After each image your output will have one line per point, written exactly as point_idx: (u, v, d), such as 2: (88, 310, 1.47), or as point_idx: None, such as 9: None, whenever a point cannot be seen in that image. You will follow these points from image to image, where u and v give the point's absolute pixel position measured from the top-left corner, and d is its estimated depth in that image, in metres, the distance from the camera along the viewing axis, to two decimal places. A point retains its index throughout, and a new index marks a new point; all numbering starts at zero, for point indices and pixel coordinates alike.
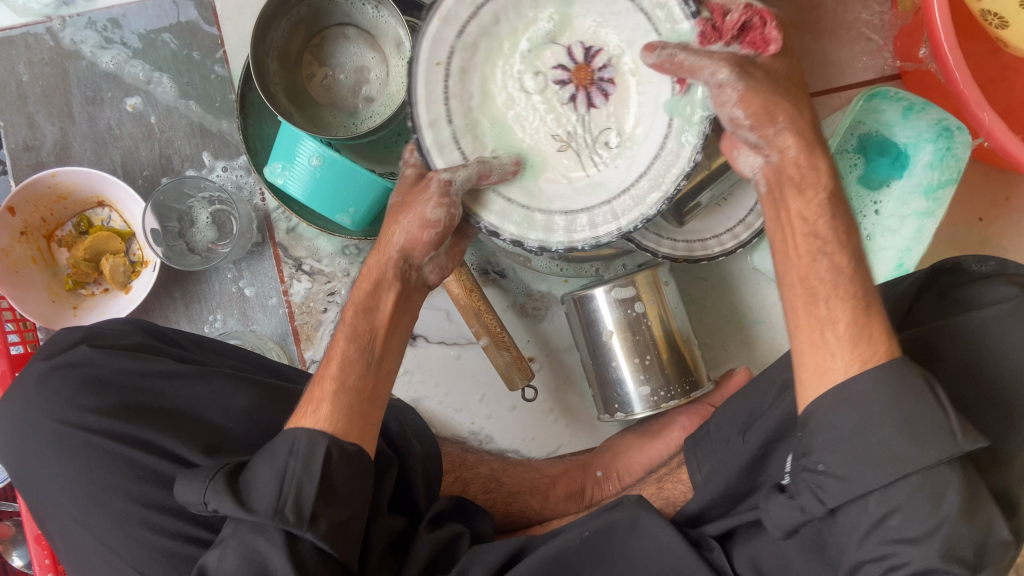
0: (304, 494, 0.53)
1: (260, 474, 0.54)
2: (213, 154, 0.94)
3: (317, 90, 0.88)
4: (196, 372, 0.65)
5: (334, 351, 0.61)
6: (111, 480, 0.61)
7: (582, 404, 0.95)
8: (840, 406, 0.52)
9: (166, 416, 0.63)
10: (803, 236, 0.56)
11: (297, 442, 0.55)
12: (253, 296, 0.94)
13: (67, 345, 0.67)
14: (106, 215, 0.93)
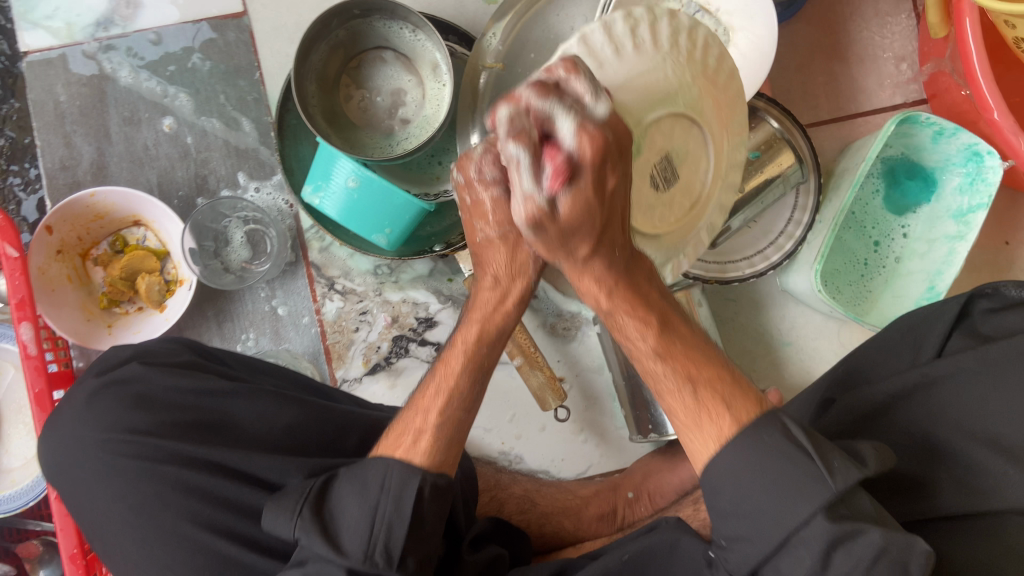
0: (394, 538, 0.50)
1: (348, 510, 0.51)
2: (248, 174, 0.95)
3: (354, 112, 0.89)
4: (240, 389, 0.65)
5: (445, 381, 0.59)
6: (154, 501, 0.61)
7: (611, 424, 0.95)
8: (719, 472, 0.50)
9: (213, 432, 0.63)
10: (637, 326, 0.56)
11: (390, 477, 0.52)
12: (285, 315, 0.94)
13: (116, 363, 0.68)
14: (141, 234, 0.94)
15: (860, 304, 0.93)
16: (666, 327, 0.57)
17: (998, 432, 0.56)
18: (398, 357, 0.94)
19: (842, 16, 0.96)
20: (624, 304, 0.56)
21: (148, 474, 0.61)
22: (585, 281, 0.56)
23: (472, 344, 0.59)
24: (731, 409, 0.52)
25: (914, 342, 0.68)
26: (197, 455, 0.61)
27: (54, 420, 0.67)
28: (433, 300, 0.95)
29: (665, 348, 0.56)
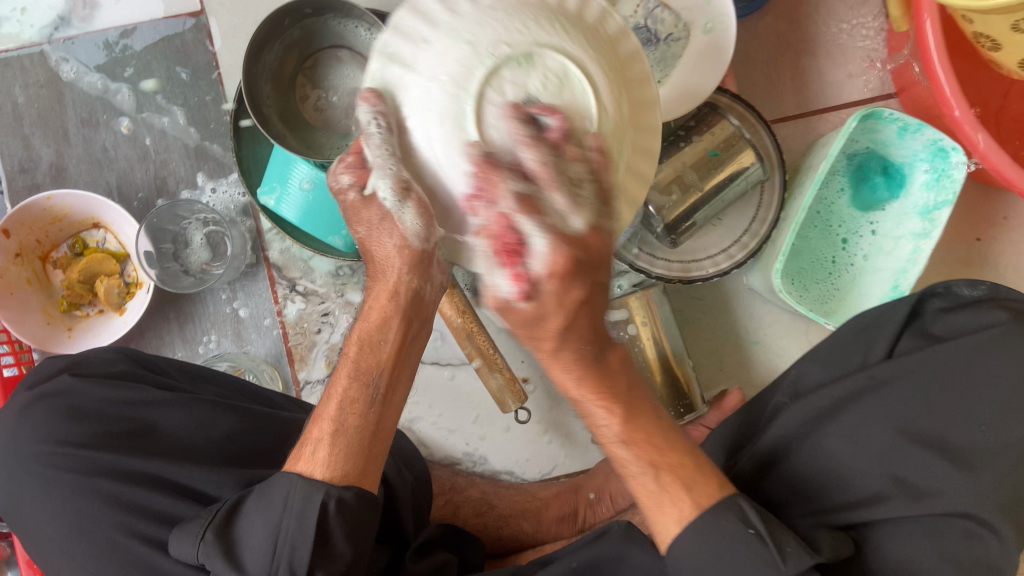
0: (297, 557, 0.51)
1: (253, 529, 0.53)
2: (208, 175, 0.94)
3: (310, 113, 0.88)
4: (175, 398, 0.65)
5: (334, 388, 0.58)
6: (86, 511, 0.60)
7: (577, 424, 0.95)
8: (681, 551, 0.52)
9: (148, 442, 0.63)
10: (616, 427, 0.53)
11: (294, 493, 0.53)
12: (247, 317, 0.94)
13: (50, 375, 0.68)
14: (102, 236, 0.93)
15: (827, 302, 0.92)
16: (632, 410, 0.53)
17: (944, 439, 0.56)
18: None
19: (809, 8, 0.94)
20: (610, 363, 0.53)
21: (84, 483, 0.61)
22: (552, 364, 0.50)
23: (359, 358, 0.58)
24: (678, 514, 0.52)
25: (866, 344, 0.66)
26: (127, 466, 0.61)
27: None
28: None
29: (634, 448, 0.54)
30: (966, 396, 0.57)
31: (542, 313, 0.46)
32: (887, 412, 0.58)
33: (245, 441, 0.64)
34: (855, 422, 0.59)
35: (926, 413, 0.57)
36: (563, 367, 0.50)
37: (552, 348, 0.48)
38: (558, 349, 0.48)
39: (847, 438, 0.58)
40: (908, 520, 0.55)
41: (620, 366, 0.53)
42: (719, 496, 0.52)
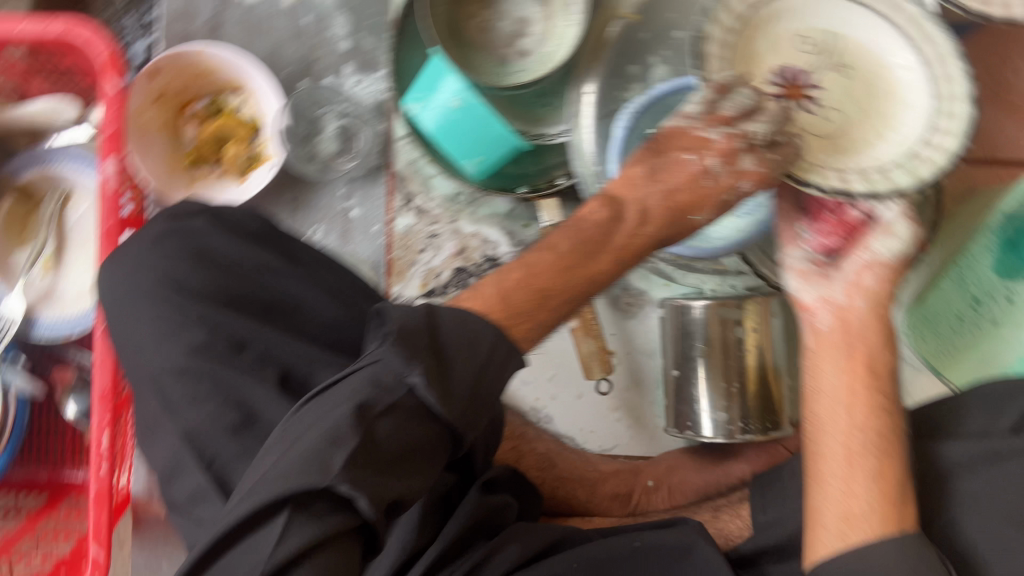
0: (489, 395, 0.50)
1: (459, 362, 0.49)
2: (356, 68, 0.92)
3: (475, 31, 0.86)
4: (297, 277, 0.65)
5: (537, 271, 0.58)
6: (192, 350, 0.59)
7: (650, 410, 0.93)
8: (860, 547, 0.55)
9: (261, 309, 0.62)
10: (836, 372, 0.67)
11: (498, 346, 0.51)
12: (358, 218, 0.93)
13: (188, 212, 0.67)
14: (240, 101, 0.91)
15: (942, 359, 0.88)
16: (874, 443, 0.61)
17: None
18: (456, 288, 0.92)
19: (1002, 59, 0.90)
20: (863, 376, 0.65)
21: (190, 325, 0.60)
22: (854, 370, 0.66)
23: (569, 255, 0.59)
24: (885, 514, 0.56)
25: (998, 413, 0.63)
26: (237, 324, 0.60)
27: (117, 258, 0.67)
28: (504, 241, 0.92)
29: (862, 445, 0.61)
30: None
31: (851, 339, 0.68)
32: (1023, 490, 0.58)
33: (347, 336, 0.64)
34: (991, 494, 0.59)
35: None
36: (835, 358, 0.67)
37: (845, 360, 0.67)
38: (848, 361, 0.67)
39: (983, 496, 0.59)
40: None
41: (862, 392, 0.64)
42: (906, 528, 0.55)
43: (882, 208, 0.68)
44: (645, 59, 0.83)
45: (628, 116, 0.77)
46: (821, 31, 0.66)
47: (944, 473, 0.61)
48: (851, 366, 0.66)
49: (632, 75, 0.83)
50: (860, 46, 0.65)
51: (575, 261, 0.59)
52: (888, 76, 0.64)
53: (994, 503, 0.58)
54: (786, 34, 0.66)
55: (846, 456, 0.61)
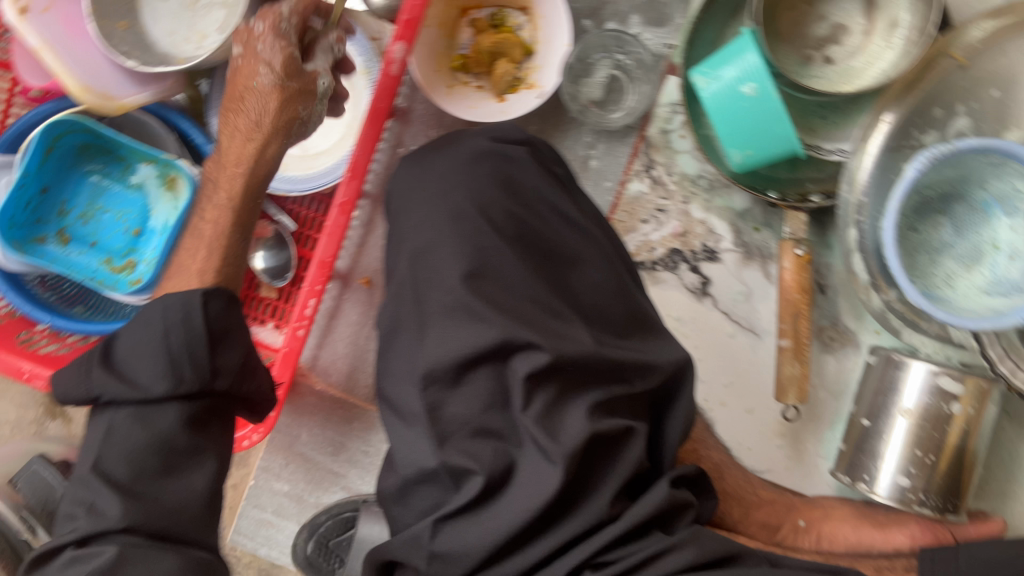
0: (189, 355, 0.56)
1: (137, 342, 0.57)
2: (643, 19, 0.90)
3: (787, 24, 0.84)
4: (584, 238, 0.69)
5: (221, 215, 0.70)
6: (475, 288, 0.62)
7: (814, 450, 0.91)
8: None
9: (545, 257, 0.67)
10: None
11: (170, 310, 0.57)
12: (594, 168, 0.92)
13: (509, 138, 0.72)
14: (521, 22, 0.90)
15: None
16: None
17: None
18: (664, 269, 0.92)
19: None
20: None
21: (460, 241, 0.64)
22: None
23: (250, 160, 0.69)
24: None
25: None
26: (521, 276, 0.64)
27: (422, 159, 0.73)
28: (728, 237, 0.91)
29: None
30: None
31: None
32: None
33: (598, 305, 0.67)
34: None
35: None
36: None
37: None
38: None
39: None
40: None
41: None
42: None
43: None
44: (951, 104, 0.77)
45: (924, 162, 0.75)
46: None
47: None
48: None
49: (934, 118, 0.77)
50: None
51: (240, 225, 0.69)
52: None
53: None
54: None
55: None
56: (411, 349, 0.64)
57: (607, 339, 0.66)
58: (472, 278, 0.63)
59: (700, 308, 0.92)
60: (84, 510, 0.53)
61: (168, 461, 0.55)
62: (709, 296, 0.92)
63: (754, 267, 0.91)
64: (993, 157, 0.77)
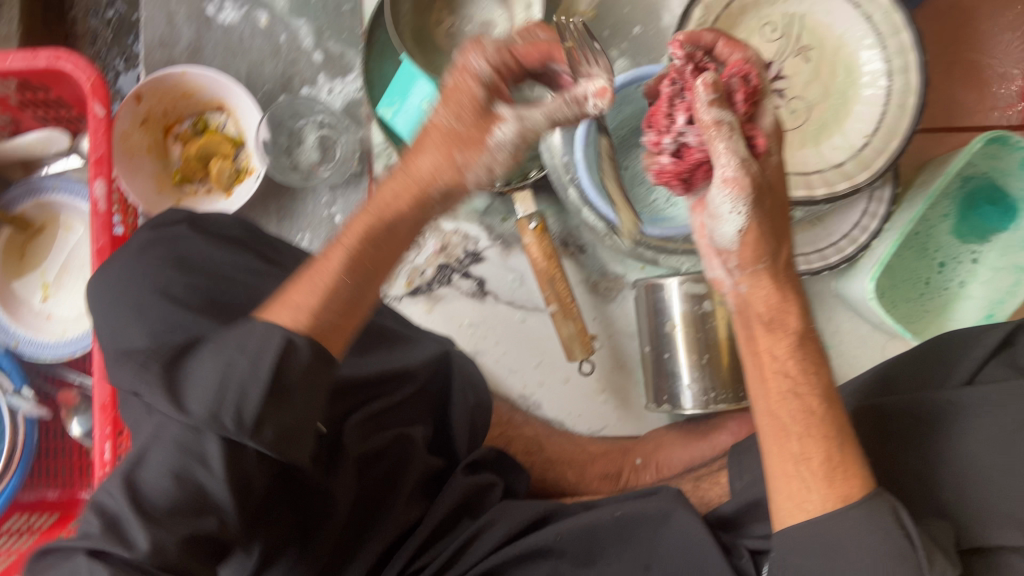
0: (246, 401, 0.46)
1: (204, 372, 0.47)
2: (329, 76, 0.98)
3: (441, 38, 0.90)
4: (279, 280, 0.70)
5: (319, 276, 0.50)
6: None
7: (633, 390, 0.96)
8: (810, 530, 0.55)
9: (249, 318, 0.67)
10: (775, 342, 0.59)
11: (251, 336, 0.48)
12: (340, 223, 0.97)
13: (171, 221, 0.72)
14: (222, 120, 0.97)
15: (914, 321, 0.91)
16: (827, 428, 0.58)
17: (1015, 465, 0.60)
18: (440, 285, 0.97)
19: (969, 23, 0.92)
20: (763, 315, 0.59)
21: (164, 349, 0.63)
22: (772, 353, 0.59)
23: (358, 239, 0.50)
24: (834, 486, 0.56)
25: (950, 365, 0.69)
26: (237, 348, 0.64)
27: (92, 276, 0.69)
28: (483, 236, 0.96)
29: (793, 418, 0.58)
30: None
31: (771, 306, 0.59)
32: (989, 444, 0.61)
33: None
34: (967, 435, 0.62)
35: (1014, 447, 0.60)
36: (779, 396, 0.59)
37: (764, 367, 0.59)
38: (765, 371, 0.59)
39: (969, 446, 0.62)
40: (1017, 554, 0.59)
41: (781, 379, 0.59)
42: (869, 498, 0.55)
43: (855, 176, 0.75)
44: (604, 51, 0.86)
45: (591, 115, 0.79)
46: (784, 17, 0.80)
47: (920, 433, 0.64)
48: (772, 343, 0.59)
49: None
50: (818, 25, 0.79)
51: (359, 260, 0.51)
52: (847, 51, 0.78)
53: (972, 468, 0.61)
54: (755, 25, 0.80)
55: (783, 430, 0.58)
56: None
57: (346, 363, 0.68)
58: None
59: (486, 307, 0.97)
60: (100, 521, 0.46)
61: (184, 504, 0.46)
62: (489, 293, 0.97)
63: (516, 252, 0.96)
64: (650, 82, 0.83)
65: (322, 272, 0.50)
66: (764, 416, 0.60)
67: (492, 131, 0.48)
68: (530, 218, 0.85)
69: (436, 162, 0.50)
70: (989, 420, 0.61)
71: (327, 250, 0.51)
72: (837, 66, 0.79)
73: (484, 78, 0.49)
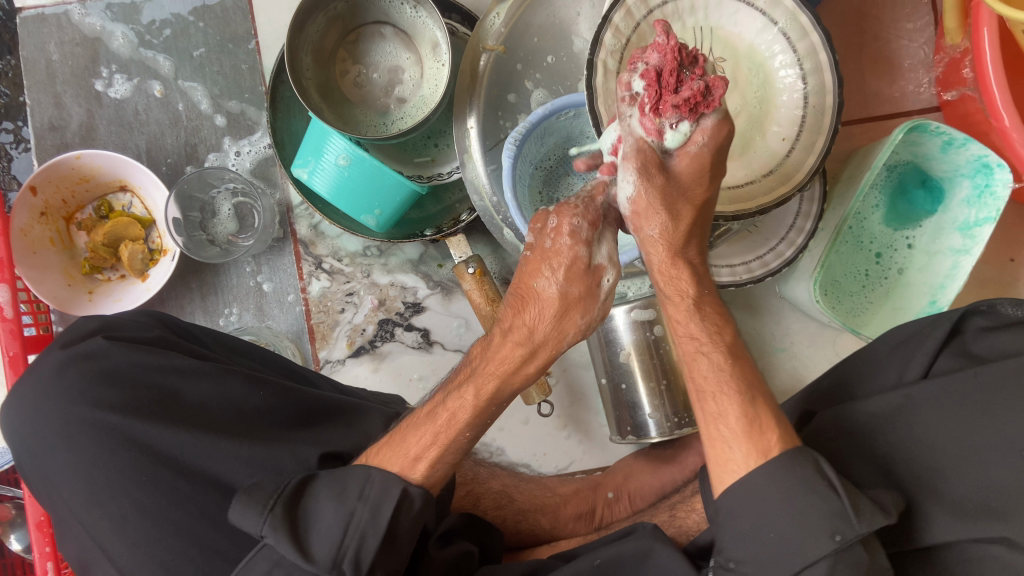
0: (365, 548, 0.52)
1: (324, 516, 0.53)
2: (234, 137, 0.93)
3: (349, 88, 0.87)
4: (212, 368, 0.65)
5: (445, 432, 0.58)
6: (135, 502, 0.58)
7: (596, 421, 0.94)
8: (734, 497, 0.55)
9: (184, 413, 0.62)
10: (688, 321, 0.61)
11: (370, 486, 0.55)
12: (270, 291, 0.93)
13: (82, 335, 0.66)
14: (127, 200, 0.92)
15: (860, 314, 0.91)
16: (744, 389, 0.58)
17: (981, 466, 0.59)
18: (383, 341, 0.92)
19: (875, 11, 0.93)
20: (676, 288, 0.61)
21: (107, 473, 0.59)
22: (700, 340, 0.60)
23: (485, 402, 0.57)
24: (751, 443, 0.56)
25: (904, 359, 0.68)
26: (177, 453, 0.59)
27: (11, 399, 0.65)
28: (421, 285, 0.92)
29: (717, 380, 0.58)
30: (1005, 414, 0.59)
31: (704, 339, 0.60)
32: (932, 440, 0.61)
33: (281, 417, 0.64)
34: (906, 434, 0.62)
35: (970, 440, 0.59)
36: (706, 359, 0.60)
37: (697, 375, 0.60)
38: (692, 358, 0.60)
39: (905, 445, 0.62)
40: (970, 544, 0.58)
41: (706, 355, 0.60)
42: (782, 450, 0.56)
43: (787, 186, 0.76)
44: (519, 86, 0.84)
45: (512, 146, 0.75)
46: (694, 31, 0.76)
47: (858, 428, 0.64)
48: (695, 329, 0.60)
49: (512, 104, 0.84)
50: (729, 35, 0.76)
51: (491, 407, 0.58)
52: (761, 58, 0.75)
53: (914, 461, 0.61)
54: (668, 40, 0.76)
55: (699, 393, 0.59)
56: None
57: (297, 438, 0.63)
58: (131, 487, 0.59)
59: (434, 357, 0.92)
60: None
61: None
62: (435, 343, 0.92)
63: (458, 297, 0.92)
64: (568, 112, 0.79)
65: (449, 419, 0.58)
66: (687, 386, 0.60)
67: (599, 284, 0.57)
68: (468, 264, 0.81)
69: (554, 330, 0.57)
70: (926, 416, 0.62)
71: (454, 391, 0.58)
72: (755, 75, 0.76)
73: (580, 235, 0.56)
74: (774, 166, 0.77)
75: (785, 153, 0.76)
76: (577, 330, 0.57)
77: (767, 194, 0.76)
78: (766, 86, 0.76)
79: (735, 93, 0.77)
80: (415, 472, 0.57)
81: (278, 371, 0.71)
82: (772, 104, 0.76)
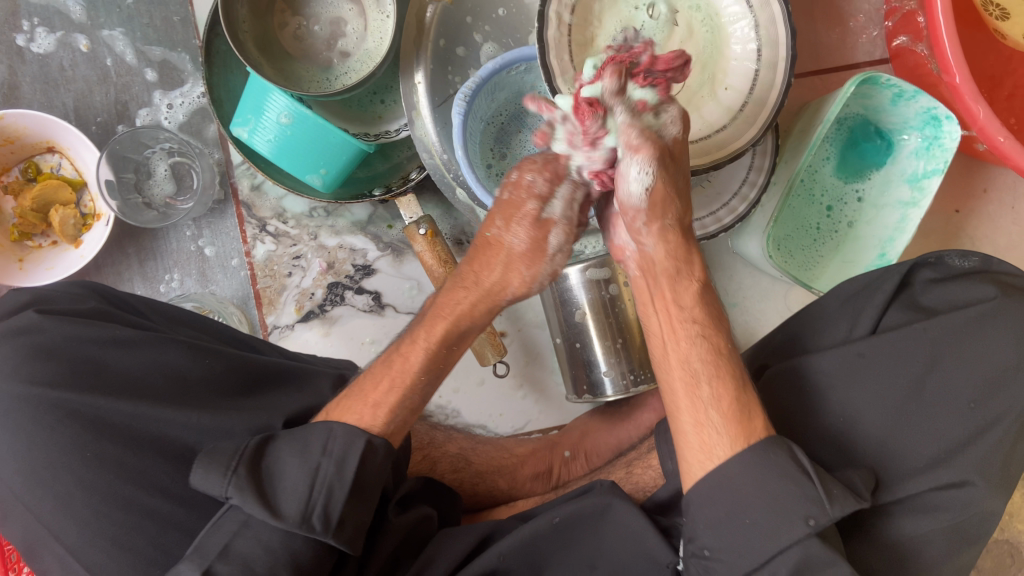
0: (333, 502, 0.53)
1: (289, 472, 0.53)
2: (165, 91, 0.88)
3: (288, 41, 0.83)
4: (155, 338, 0.62)
5: (400, 377, 0.60)
6: (81, 479, 0.56)
7: (551, 380, 0.93)
8: (715, 481, 0.55)
9: (133, 389, 0.59)
10: (687, 287, 0.60)
11: (333, 441, 0.55)
12: (213, 256, 0.89)
13: (14, 309, 0.62)
14: (56, 161, 0.87)
15: (811, 269, 0.92)
16: (721, 368, 0.58)
17: (935, 424, 0.61)
18: (333, 305, 0.90)
19: None
20: (668, 268, 0.60)
21: (49, 452, 0.57)
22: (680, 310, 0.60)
23: (437, 343, 0.60)
24: (731, 436, 0.56)
25: (855, 313, 0.67)
26: (123, 424, 0.57)
27: None
28: (371, 247, 0.90)
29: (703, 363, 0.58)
30: (955, 363, 0.61)
31: (680, 260, 0.60)
32: (882, 395, 0.61)
33: (228, 384, 0.62)
34: (856, 395, 0.62)
35: (921, 389, 0.61)
36: (693, 336, 0.59)
37: (668, 327, 0.61)
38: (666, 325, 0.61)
39: (855, 405, 0.62)
40: (925, 493, 0.59)
41: (694, 306, 0.60)
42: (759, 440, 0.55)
43: (741, 138, 0.74)
44: (468, 39, 0.81)
45: (463, 102, 0.73)
46: None
47: (812, 385, 0.63)
48: (679, 291, 0.60)
49: (461, 58, 0.81)
50: None
51: (445, 351, 0.61)
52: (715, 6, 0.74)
53: (866, 420, 0.61)
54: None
55: (692, 378, 0.58)
56: (53, 556, 0.57)
57: (245, 407, 0.61)
58: (74, 464, 0.56)
59: (386, 321, 0.90)
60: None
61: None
62: (388, 306, 0.90)
63: (408, 258, 0.90)
64: (519, 66, 0.77)
65: (399, 371, 0.60)
66: (674, 371, 0.60)
67: (545, 238, 0.59)
68: (419, 225, 0.78)
69: (503, 281, 0.60)
70: (883, 374, 0.61)
71: (409, 340, 0.61)
72: (705, 26, 0.75)
73: (537, 192, 0.58)
74: (730, 121, 0.74)
75: (741, 105, 0.74)
76: (522, 280, 0.60)
77: (719, 149, 0.74)
78: (718, 36, 0.74)
79: (689, 46, 0.75)
80: (374, 422, 0.58)
81: (221, 342, 0.68)
82: (728, 56, 0.74)
